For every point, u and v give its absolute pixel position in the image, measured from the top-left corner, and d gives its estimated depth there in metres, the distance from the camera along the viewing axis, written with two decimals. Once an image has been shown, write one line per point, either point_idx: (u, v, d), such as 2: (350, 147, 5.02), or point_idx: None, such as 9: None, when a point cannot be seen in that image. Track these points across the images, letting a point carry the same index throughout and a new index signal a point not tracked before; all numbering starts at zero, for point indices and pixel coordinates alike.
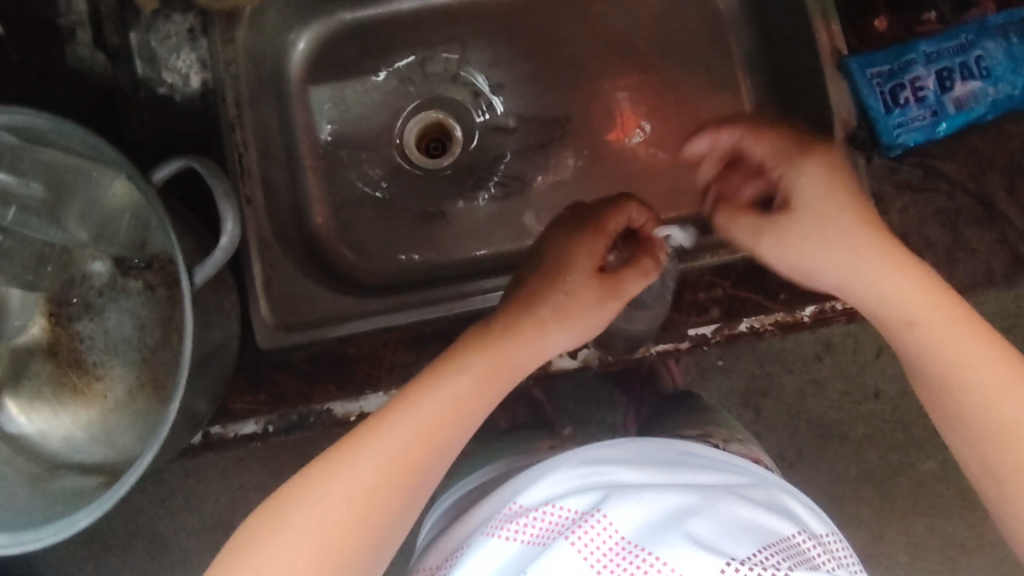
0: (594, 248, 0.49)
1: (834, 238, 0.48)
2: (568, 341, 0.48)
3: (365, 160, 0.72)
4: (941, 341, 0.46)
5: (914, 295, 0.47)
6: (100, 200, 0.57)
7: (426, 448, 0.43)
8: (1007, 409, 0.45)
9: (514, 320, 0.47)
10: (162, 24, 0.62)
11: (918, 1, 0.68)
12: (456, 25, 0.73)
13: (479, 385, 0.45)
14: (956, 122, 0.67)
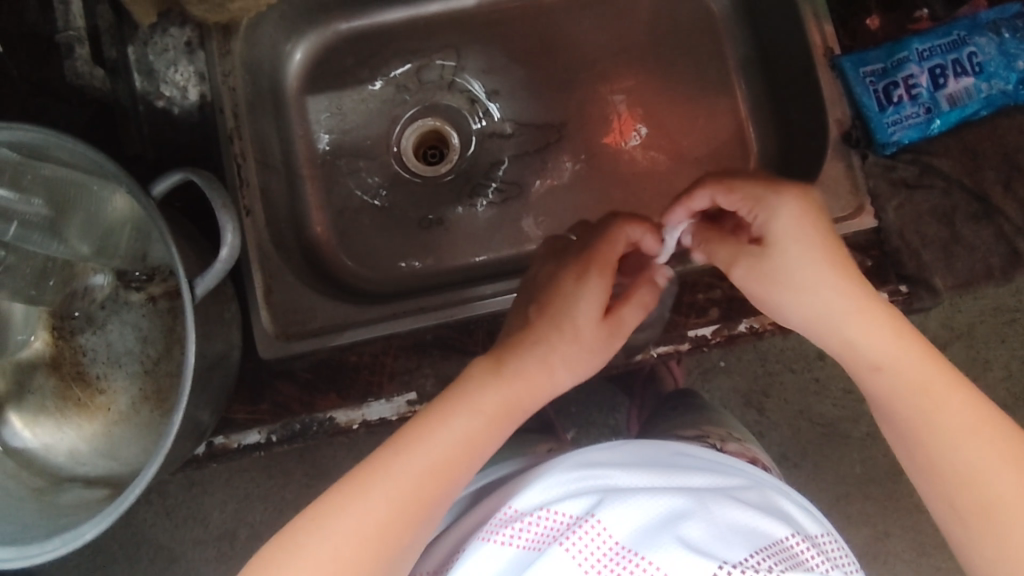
0: (599, 290, 0.48)
1: (809, 276, 0.46)
2: (572, 379, 0.49)
3: (363, 168, 0.72)
4: (907, 378, 0.45)
5: (884, 333, 0.46)
6: (101, 214, 0.58)
7: (439, 489, 0.43)
8: (974, 454, 0.44)
9: (522, 356, 0.47)
10: (159, 38, 0.63)
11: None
12: (451, 32, 0.74)
13: (488, 424, 0.46)
14: (950, 119, 0.66)
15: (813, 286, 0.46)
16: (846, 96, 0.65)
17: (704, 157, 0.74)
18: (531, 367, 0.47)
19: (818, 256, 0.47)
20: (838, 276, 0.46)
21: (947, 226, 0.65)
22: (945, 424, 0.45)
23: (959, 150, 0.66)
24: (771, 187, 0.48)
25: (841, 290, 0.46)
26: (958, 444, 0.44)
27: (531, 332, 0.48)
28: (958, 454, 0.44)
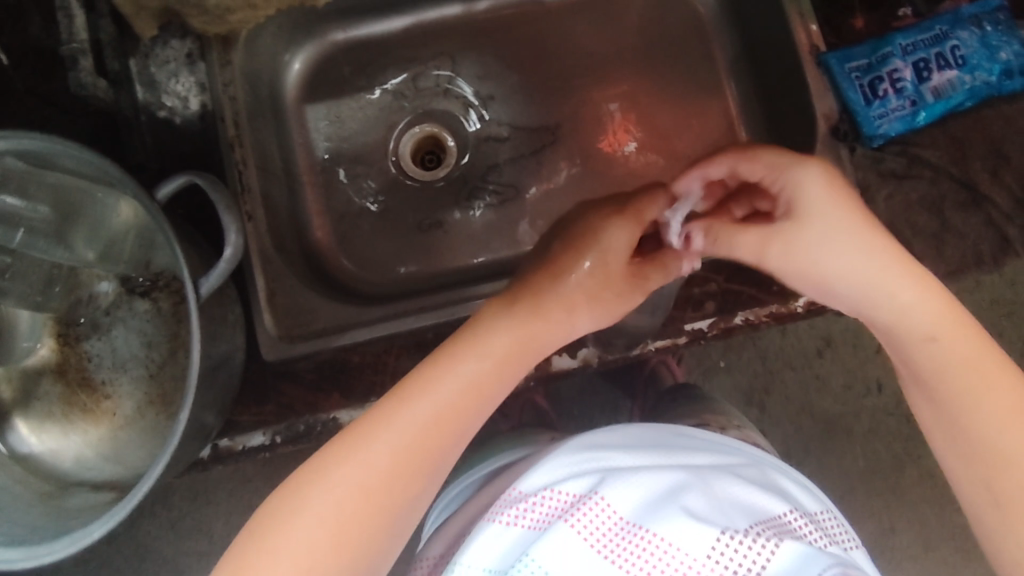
0: (629, 235, 0.52)
1: (842, 248, 0.46)
2: (591, 324, 0.51)
3: (362, 174, 0.73)
4: (957, 353, 0.46)
5: (935, 310, 0.46)
6: (105, 221, 0.59)
7: (450, 429, 0.44)
8: (1015, 434, 0.44)
9: (535, 299, 0.49)
10: (160, 50, 0.65)
11: None
12: (447, 40, 0.75)
13: (496, 368, 0.47)
14: (936, 111, 0.67)
15: (846, 259, 0.46)
16: (833, 92, 0.67)
17: (696, 156, 0.76)
18: (550, 308, 0.49)
19: (834, 223, 0.47)
20: (871, 247, 0.46)
21: (937, 215, 0.66)
22: (990, 406, 0.45)
23: (945, 141, 0.68)
24: (795, 158, 0.49)
25: (883, 266, 0.46)
26: (996, 422, 0.45)
27: (555, 277, 0.50)
28: (1002, 442, 0.44)
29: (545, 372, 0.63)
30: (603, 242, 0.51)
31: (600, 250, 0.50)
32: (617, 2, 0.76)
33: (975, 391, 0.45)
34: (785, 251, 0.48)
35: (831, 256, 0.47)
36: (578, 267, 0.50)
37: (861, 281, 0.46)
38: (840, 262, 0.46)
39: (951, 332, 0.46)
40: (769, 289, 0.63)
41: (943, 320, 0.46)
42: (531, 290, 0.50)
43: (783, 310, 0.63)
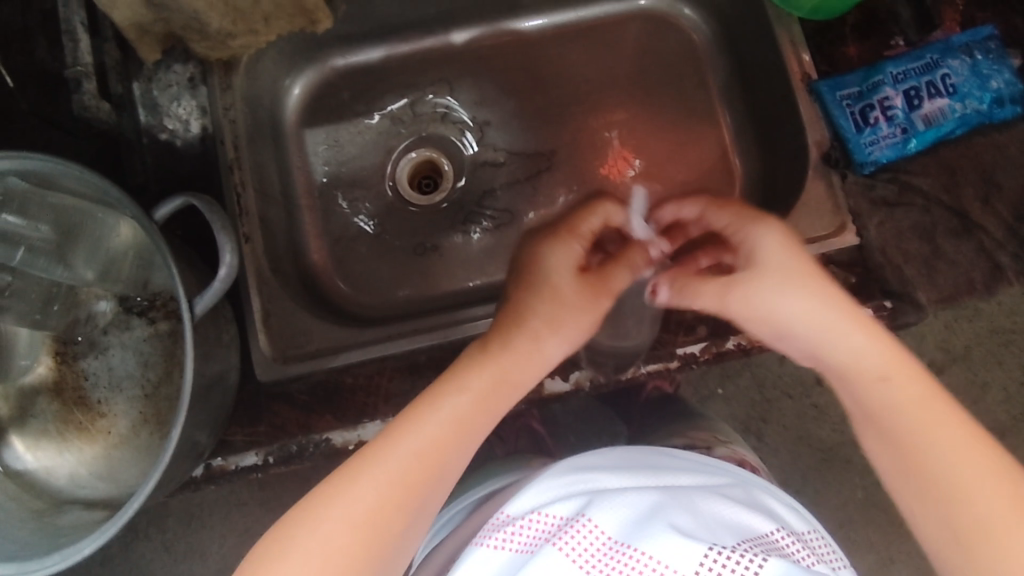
0: (571, 251, 0.53)
1: (798, 293, 0.48)
2: (563, 349, 0.51)
3: (359, 198, 0.74)
4: (909, 394, 0.45)
5: (884, 351, 0.46)
6: (105, 242, 0.60)
7: (434, 469, 0.45)
8: (970, 471, 0.43)
9: (505, 337, 0.50)
10: (163, 74, 0.66)
11: (885, 28, 0.70)
12: (444, 66, 0.76)
13: (479, 405, 0.47)
14: (927, 138, 0.68)
15: (795, 320, 0.47)
16: (823, 120, 0.68)
17: (691, 183, 0.76)
18: (516, 347, 0.49)
19: (784, 284, 0.48)
20: (822, 302, 0.48)
21: (928, 242, 0.66)
22: (945, 443, 0.44)
23: (937, 169, 0.68)
24: (756, 220, 0.52)
25: (834, 311, 0.47)
26: (950, 458, 0.44)
27: (518, 308, 0.51)
28: (963, 484, 0.43)
29: (537, 396, 0.63)
30: (554, 267, 0.52)
31: (548, 272, 0.51)
32: (613, 31, 0.78)
33: (934, 434, 0.44)
34: (739, 308, 0.50)
35: (783, 316, 0.48)
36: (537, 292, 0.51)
37: (810, 340, 0.48)
38: (789, 321, 0.48)
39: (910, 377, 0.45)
40: None
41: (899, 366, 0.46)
42: (504, 328, 0.50)
43: None
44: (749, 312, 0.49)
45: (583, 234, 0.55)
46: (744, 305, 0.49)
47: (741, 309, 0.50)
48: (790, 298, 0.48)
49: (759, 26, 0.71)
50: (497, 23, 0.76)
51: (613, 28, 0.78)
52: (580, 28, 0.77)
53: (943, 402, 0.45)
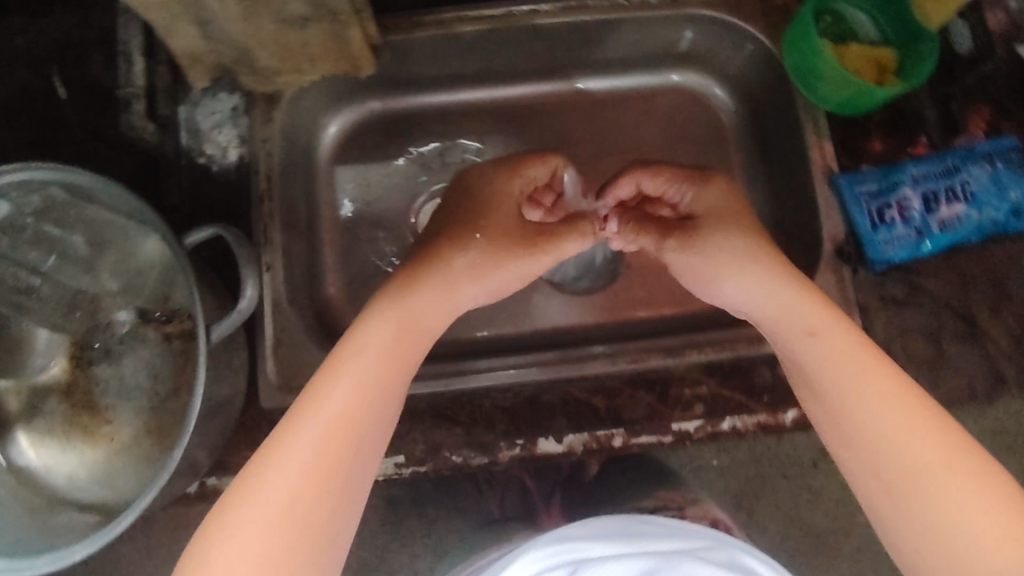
0: (511, 189, 0.59)
1: (747, 253, 0.54)
2: (476, 294, 0.54)
3: (381, 238, 0.76)
4: (829, 343, 0.46)
5: (816, 313, 0.49)
6: (135, 255, 0.63)
7: (367, 393, 0.42)
8: (887, 422, 0.41)
9: (427, 275, 0.52)
10: (209, 101, 0.70)
11: (911, 125, 0.72)
12: (478, 119, 0.79)
13: (399, 334, 0.47)
14: (941, 243, 0.68)
15: (740, 284, 0.54)
16: (841, 212, 0.69)
17: None
18: (426, 295, 0.51)
19: (731, 243, 0.55)
20: (742, 244, 0.55)
21: (933, 344, 0.67)
22: (869, 393, 0.43)
23: (948, 274, 0.69)
24: (703, 180, 0.61)
25: (782, 283, 0.51)
26: (874, 408, 0.42)
27: (419, 275, 0.52)
28: (887, 414, 0.42)
29: (529, 455, 0.65)
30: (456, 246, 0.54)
31: (494, 210, 0.57)
32: (645, 101, 0.79)
33: (851, 373, 0.44)
34: (698, 259, 0.57)
35: (733, 287, 0.54)
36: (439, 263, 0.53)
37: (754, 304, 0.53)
38: (733, 291, 0.55)
39: (846, 334, 0.47)
40: (758, 399, 0.65)
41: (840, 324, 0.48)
42: (398, 287, 0.51)
43: (771, 421, 0.65)
44: (697, 265, 0.57)
45: (524, 174, 0.60)
46: (693, 260, 0.57)
47: (678, 260, 0.59)
48: (734, 266, 0.54)
49: (786, 115, 0.73)
50: (532, 84, 0.79)
51: (645, 99, 0.79)
52: (612, 95, 0.79)
53: (879, 361, 0.44)
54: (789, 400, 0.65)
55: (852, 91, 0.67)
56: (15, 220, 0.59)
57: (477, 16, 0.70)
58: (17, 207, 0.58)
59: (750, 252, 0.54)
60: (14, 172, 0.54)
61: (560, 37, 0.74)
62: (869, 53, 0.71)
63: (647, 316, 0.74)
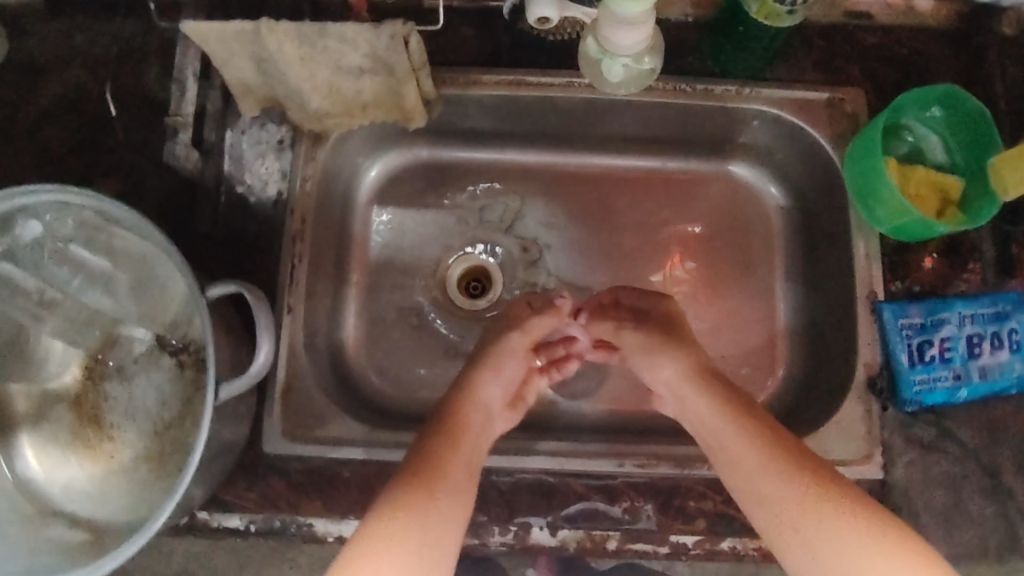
0: (502, 329, 0.69)
1: (696, 410, 0.60)
2: (493, 382, 0.64)
3: (408, 287, 0.75)
4: (756, 471, 0.54)
5: (743, 448, 0.55)
6: (159, 285, 0.63)
7: (419, 500, 0.51)
8: (815, 521, 0.50)
9: (457, 409, 0.60)
10: (257, 131, 0.69)
11: (964, 253, 0.68)
12: (523, 180, 0.77)
13: (464, 475, 0.55)
14: (979, 391, 0.66)
15: (661, 370, 0.64)
16: (879, 342, 0.66)
17: (732, 358, 0.74)
18: (473, 416, 0.60)
19: (650, 326, 0.67)
20: (702, 362, 0.63)
21: (954, 495, 0.64)
22: (794, 504, 0.51)
23: (982, 423, 0.65)
24: (653, 296, 0.70)
25: (718, 419, 0.58)
26: (802, 510, 0.50)
27: (466, 405, 0.61)
28: (805, 527, 0.50)
29: (521, 542, 0.64)
30: (478, 380, 0.64)
31: (494, 340, 0.68)
32: (696, 186, 0.77)
33: (783, 495, 0.52)
34: (640, 351, 0.66)
35: (651, 373, 0.65)
36: (470, 391, 0.62)
37: (700, 414, 0.60)
38: (658, 379, 0.64)
39: (748, 432, 0.56)
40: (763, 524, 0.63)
41: (754, 443, 0.55)
42: (448, 420, 0.59)
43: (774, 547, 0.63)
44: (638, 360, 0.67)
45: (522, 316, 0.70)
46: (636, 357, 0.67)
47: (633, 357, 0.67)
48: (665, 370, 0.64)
49: (839, 228, 0.70)
50: (583, 153, 0.77)
51: (697, 184, 0.77)
52: (664, 175, 0.77)
53: (808, 487, 0.51)
54: None
55: (907, 222, 0.64)
56: (46, 241, 0.61)
57: (537, 82, 0.68)
58: (49, 230, 0.60)
59: (695, 376, 0.62)
60: (52, 193, 0.55)
61: (619, 113, 0.72)
62: (936, 180, 0.67)
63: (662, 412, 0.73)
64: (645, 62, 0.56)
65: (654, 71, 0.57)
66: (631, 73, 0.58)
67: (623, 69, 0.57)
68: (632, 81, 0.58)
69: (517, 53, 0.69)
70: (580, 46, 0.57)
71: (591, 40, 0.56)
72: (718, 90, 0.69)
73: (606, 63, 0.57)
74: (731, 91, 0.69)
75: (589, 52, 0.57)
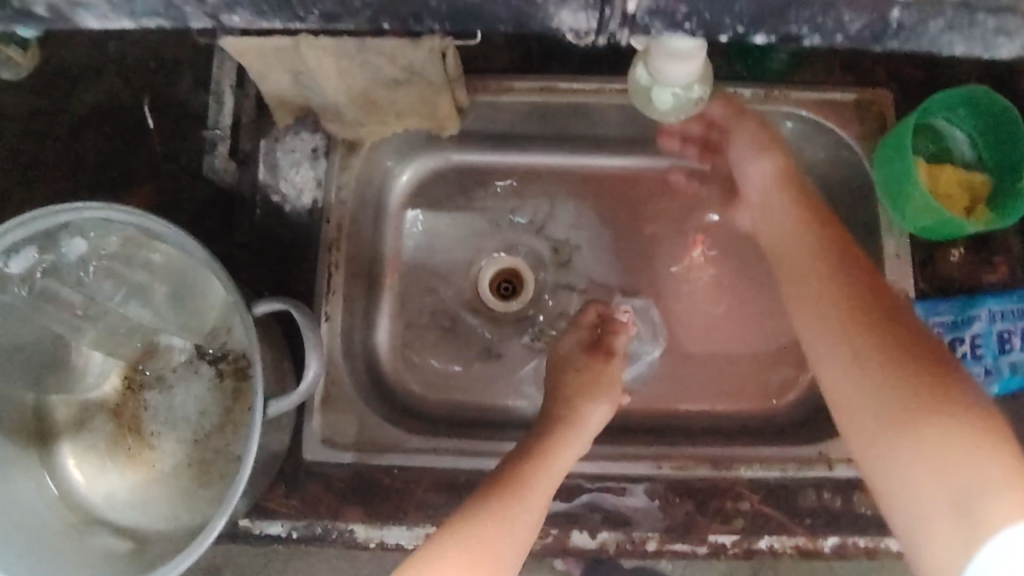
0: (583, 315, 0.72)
1: (776, 175, 0.66)
2: (600, 408, 0.66)
3: (440, 288, 0.76)
4: (816, 352, 0.54)
5: (813, 260, 0.58)
6: (203, 298, 0.63)
7: (501, 510, 0.54)
8: (853, 380, 0.50)
9: (569, 415, 0.64)
10: (290, 138, 0.68)
11: (992, 245, 0.68)
12: (551, 183, 0.78)
13: (540, 498, 0.56)
14: (1010, 386, 0.65)
15: (760, 164, 0.67)
16: None
17: (763, 356, 0.75)
18: (570, 446, 0.62)
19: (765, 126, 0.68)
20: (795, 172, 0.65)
21: None
22: (819, 313, 0.54)
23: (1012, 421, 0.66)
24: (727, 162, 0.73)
25: (802, 238, 0.60)
26: (840, 367, 0.52)
27: (562, 443, 0.61)
28: (838, 363, 0.52)
29: (560, 545, 0.64)
30: (583, 410, 0.65)
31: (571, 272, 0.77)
32: None
33: (834, 352, 0.52)
34: (749, 148, 0.67)
35: (751, 168, 0.68)
36: (574, 423, 0.64)
37: (769, 192, 0.66)
38: (755, 176, 0.67)
39: (815, 227, 0.60)
40: (799, 521, 0.64)
41: (832, 268, 0.56)
42: (540, 443, 0.61)
43: (809, 545, 0.63)
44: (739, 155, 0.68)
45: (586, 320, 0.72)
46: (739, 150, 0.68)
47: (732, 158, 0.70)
48: (756, 156, 0.67)
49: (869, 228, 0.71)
50: (614, 155, 0.78)
51: None
52: None
53: (831, 285, 0.55)
54: (832, 527, 0.63)
55: (938, 221, 0.65)
56: (88, 256, 0.61)
57: (569, 88, 0.70)
58: (92, 244, 0.60)
59: (784, 179, 0.65)
60: (98, 210, 0.54)
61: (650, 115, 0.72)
62: (963, 177, 0.68)
63: (689, 411, 0.74)
64: (694, 88, 0.57)
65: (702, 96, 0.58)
66: (681, 98, 0.58)
67: (672, 96, 0.58)
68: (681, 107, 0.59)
69: (548, 59, 0.72)
70: (629, 73, 0.57)
71: (640, 72, 0.56)
72: (747, 92, 0.71)
73: (655, 91, 0.57)
74: (761, 92, 0.71)
75: (637, 82, 0.58)
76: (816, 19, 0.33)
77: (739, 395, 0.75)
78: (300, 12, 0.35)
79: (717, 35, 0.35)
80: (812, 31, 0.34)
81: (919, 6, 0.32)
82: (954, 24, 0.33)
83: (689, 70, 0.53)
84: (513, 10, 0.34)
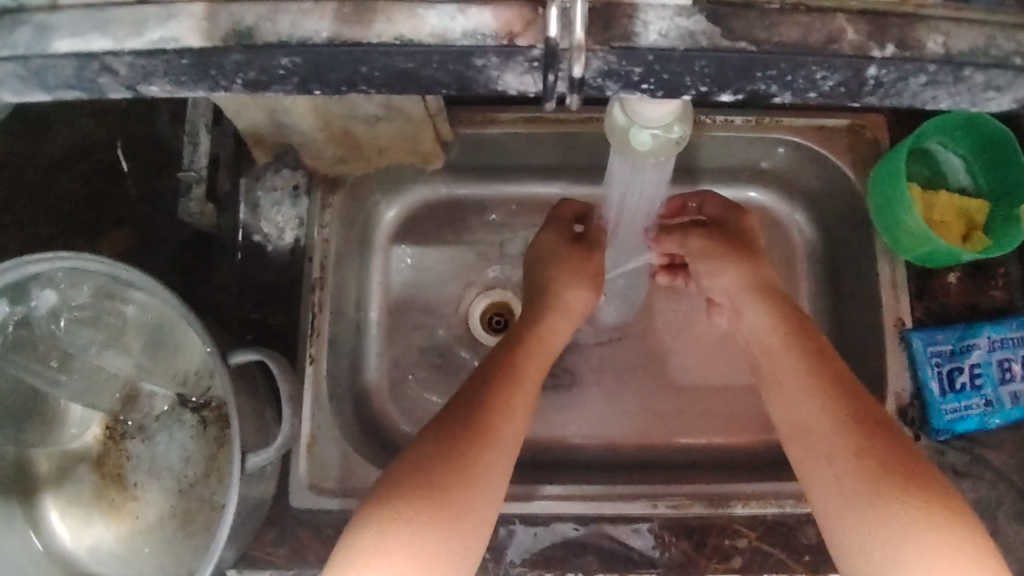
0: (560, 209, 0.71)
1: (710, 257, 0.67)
2: (590, 294, 0.67)
3: (429, 324, 0.75)
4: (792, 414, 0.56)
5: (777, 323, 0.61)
6: (182, 344, 0.62)
7: (490, 406, 0.54)
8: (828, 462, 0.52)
9: (552, 299, 0.66)
10: (270, 176, 0.68)
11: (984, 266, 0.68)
12: (541, 214, 0.77)
13: (526, 401, 0.57)
14: (1010, 417, 0.64)
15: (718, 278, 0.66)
16: (908, 371, 0.65)
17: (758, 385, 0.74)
18: (557, 330, 0.64)
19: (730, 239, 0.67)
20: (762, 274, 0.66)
21: (990, 523, 0.63)
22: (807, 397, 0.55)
23: (1016, 449, 0.64)
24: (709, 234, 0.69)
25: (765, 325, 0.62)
26: (817, 439, 0.54)
27: (553, 329, 0.64)
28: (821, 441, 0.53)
29: None
30: (568, 297, 0.66)
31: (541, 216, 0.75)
32: None
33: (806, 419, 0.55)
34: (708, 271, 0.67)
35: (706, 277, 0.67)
36: (560, 311, 0.65)
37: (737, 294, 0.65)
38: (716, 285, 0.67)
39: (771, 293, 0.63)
40: (798, 558, 0.62)
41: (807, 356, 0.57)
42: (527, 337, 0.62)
43: None
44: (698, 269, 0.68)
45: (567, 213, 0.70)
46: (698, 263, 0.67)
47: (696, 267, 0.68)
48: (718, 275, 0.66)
49: (863, 253, 0.70)
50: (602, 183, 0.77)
51: None
52: None
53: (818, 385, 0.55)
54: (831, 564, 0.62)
55: (934, 251, 0.63)
56: (61, 304, 0.60)
57: (557, 118, 0.69)
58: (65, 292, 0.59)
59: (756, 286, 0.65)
60: (67, 259, 0.53)
61: None
62: (957, 203, 0.67)
63: (687, 444, 0.73)
64: (674, 130, 0.50)
65: (683, 139, 0.50)
66: (660, 141, 0.51)
67: (652, 138, 0.51)
68: (661, 148, 0.52)
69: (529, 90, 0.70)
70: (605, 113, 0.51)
71: (618, 112, 0.50)
72: (736, 121, 0.69)
73: (633, 133, 0.50)
74: (752, 121, 0.69)
75: (614, 122, 0.51)
76: (785, 77, 0.34)
77: (736, 427, 0.73)
78: (223, 81, 0.36)
79: (679, 94, 0.36)
80: (782, 88, 0.35)
81: (895, 63, 0.34)
82: (936, 80, 0.35)
83: (665, 108, 0.47)
84: (454, 73, 0.35)
